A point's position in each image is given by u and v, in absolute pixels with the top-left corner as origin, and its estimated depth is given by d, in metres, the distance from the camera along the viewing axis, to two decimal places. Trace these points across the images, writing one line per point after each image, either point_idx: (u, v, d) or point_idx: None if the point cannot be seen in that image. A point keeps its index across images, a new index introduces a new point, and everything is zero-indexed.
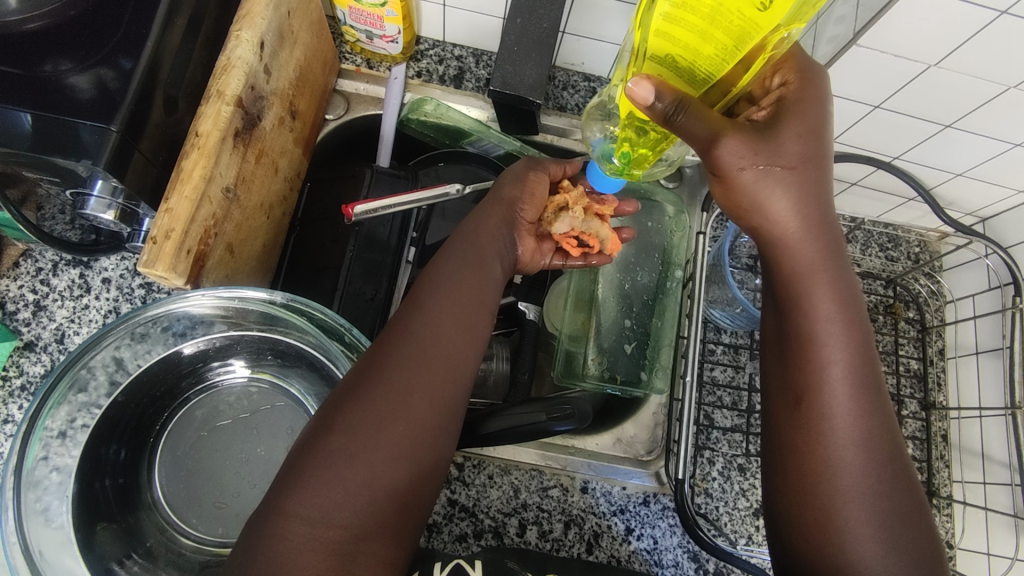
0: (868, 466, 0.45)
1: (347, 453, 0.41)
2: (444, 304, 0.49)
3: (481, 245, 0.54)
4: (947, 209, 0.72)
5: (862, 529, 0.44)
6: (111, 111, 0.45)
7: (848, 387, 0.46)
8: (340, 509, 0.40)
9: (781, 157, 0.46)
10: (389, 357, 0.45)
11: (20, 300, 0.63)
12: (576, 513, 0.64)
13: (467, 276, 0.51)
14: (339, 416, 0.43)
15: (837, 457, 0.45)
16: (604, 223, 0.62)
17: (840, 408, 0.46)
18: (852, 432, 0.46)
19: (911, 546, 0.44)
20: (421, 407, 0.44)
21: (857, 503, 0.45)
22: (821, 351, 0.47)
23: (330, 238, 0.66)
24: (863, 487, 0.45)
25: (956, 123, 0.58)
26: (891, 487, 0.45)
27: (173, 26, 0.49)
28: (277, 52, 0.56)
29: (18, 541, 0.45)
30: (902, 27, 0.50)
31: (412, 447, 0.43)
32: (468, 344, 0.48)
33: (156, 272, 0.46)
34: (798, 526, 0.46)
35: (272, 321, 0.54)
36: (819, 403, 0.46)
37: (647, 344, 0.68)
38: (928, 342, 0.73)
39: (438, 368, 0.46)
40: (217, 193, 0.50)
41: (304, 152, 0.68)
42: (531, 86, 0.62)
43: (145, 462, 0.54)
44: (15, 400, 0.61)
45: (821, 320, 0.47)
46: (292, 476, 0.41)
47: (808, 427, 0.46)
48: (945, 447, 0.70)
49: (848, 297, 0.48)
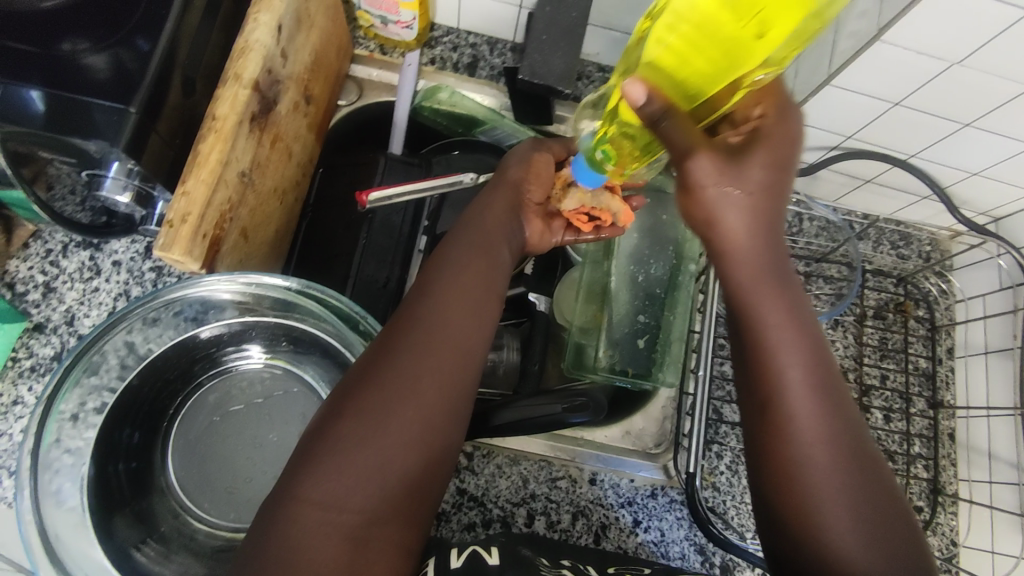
0: (840, 471, 0.44)
1: (355, 439, 0.41)
2: (453, 291, 0.48)
3: (494, 231, 0.53)
4: (960, 208, 0.71)
5: (845, 546, 0.42)
6: (128, 91, 0.44)
7: (812, 403, 0.45)
8: (348, 495, 0.40)
9: (738, 173, 0.45)
10: (400, 340, 0.45)
11: (30, 281, 0.63)
12: (584, 505, 0.64)
13: (473, 263, 0.50)
14: (349, 403, 0.42)
15: (813, 474, 0.44)
16: (617, 197, 0.60)
17: (810, 424, 0.44)
18: (824, 447, 0.44)
19: (891, 545, 0.43)
20: (429, 394, 0.43)
21: (833, 507, 0.43)
22: (779, 365, 0.45)
23: (342, 225, 0.66)
24: (841, 503, 0.43)
25: (976, 122, 0.58)
26: (864, 487, 0.44)
27: (192, 6, 0.48)
28: (294, 36, 0.56)
29: (34, 522, 0.44)
30: (927, 25, 0.49)
31: (422, 433, 0.42)
32: (478, 330, 0.47)
33: (172, 256, 0.46)
34: (785, 546, 0.45)
35: (286, 307, 0.53)
36: (786, 420, 0.45)
37: (657, 338, 0.67)
38: (938, 340, 0.73)
39: (441, 355, 0.45)
40: (233, 176, 0.50)
41: (317, 137, 0.68)
42: (560, 75, 0.62)
43: (159, 446, 0.54)
44: (24, 381, 0.61)
45: (775, 335, 0.46)
46: (302, 464, 0.41)
47: (781, 446, 0.44)
48: (951, 446, 0.70)
49: (797, 311, 0.47)
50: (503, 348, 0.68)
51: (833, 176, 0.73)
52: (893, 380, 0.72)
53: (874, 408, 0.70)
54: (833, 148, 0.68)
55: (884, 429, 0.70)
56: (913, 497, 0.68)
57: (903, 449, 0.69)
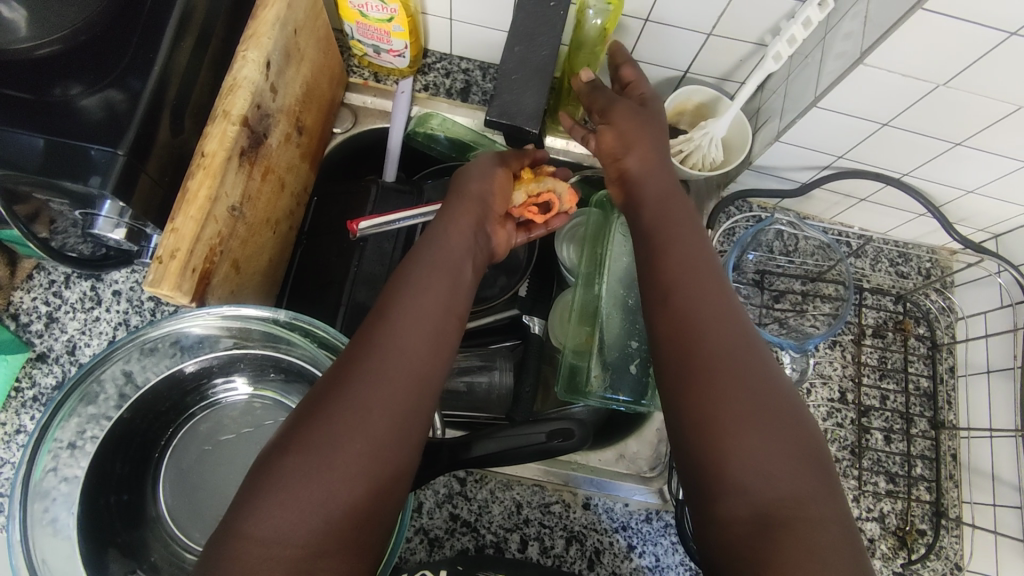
0: (719, 330, 0.46)
1: (300, 473, 0.40)
2: (408, 316, 0.48)
3: (456, 255, 0.53)
4: (957, 225, 0.70)
5: (740, 436, 0.42)
6: (118, 135, 0.46)
7: (712, 314, 0.47)
8: (292, 531, 0.39)
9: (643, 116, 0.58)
10: (354, 369, 0.45)
11: (32, 312, 0.65)
12: (578, 530, 0.64)
13: (431, 288, 0.50)
14: (296, 438, 0.42)
15: (714, 378, 0.44)
16: (558, 177, 0.63)
17: (708, 333, 0.46)
18: (723, 352, 0.45)
19: (769, 401, 0.43)
20: (380, 423, 0.43)
21: (711, 358, 0.45)
22: (681, 283, 0.49)
23: (335, 253, 0.67)
24: (741, 405, 0.43)
25: (966, 140, 0.57)
26: (745, 351, 0.45)
27: (183, 47, 0.49)
28: (284, 70, 0.57)
29: (21, 545, 0.46)
30: (910, 48, 0.49)
31: (372, 465, 0.42)
32: (432, 360, 0.47)
33: (161, 291, 0.47)
34: (688, 455, 0.44)
35: (275, 339, 0.54)
36: (690, 329, 0.46)
37: (651, 360, 0.67)
38: (938, 359, 0.72)
39: (393, 381, 0.45)
40: (223, 211, 0.51)
41: (311, 167, 0.69)
42: (532, 113, 0.58)
43: (150, 477, 0.54)
44: (27, 410, 0.62)
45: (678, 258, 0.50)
46: (248, 499, 0.40)
47: (689, 353, 0.46)
48: (954, 467, 0.69)
49: (696, 243, 0.51)
50: (495, 371, 0.69)
51: (827, 195, 0.72)
52: (893, 400, 0.71)
53: (874, 429, 0.70)
54: (825, 167, 0.68)
55: (884, 451, 0.69)
56: (915, 520, 0.67)
57: (904, 471, 0.69)
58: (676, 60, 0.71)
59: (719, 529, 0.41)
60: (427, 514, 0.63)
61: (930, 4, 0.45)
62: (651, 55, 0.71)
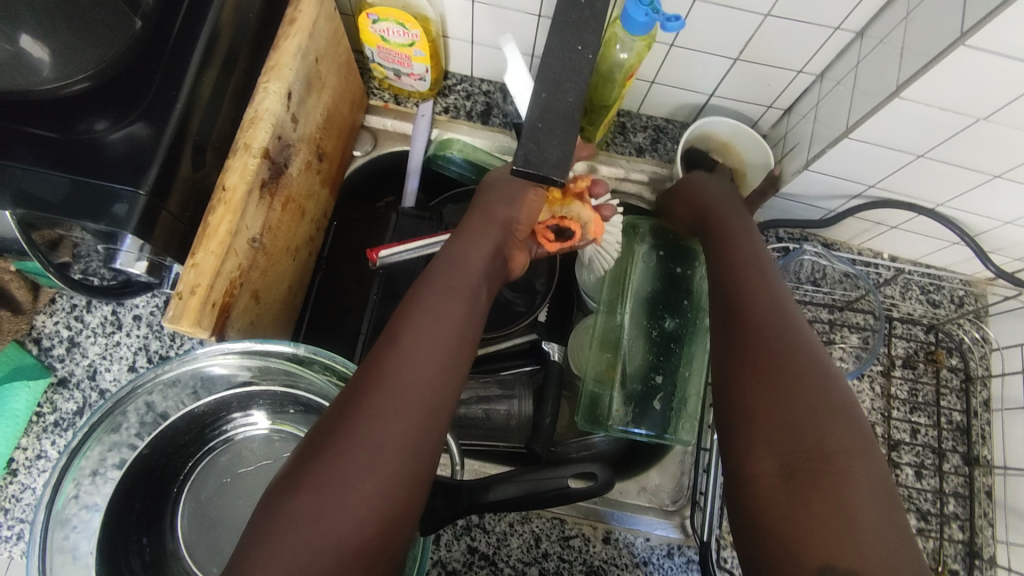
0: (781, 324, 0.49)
1: (315, 507, 0.39)
2: (424, 335, 0.47)
3: (473, 280, 0.53)
4: (992, 255, 0.68)
5: (785, 410, 0.44)
6: (140, 173, 0.46)
7: (765, 304, 0.51)
8: (302, 572, 0.37)
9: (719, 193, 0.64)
10: (370, 395, 0.44)
11: (55, 336, 0.65)
12: (598, 565, 0.63)
13: (448, 310, 0.49)
14: (306, 474, 0.40)
15: (766, 358, 0.47)
16: (585, 205, 0.64)
17: (764, 325, 0.49)
18: (769, 338, 0.48)
19: (814, 385, 0.45)
20: (391, 456, 0.42)
21: (769, 342, 0.48)
22: (741, 282, 0.53)
23: (354, 280, 0.67)
24: (792, 393, 0.45)
25: (1006, 173, 0.55)
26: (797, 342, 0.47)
27: (204, 81, 0.49)
28: (305, 99, 0.57)
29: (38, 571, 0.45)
30: (950, 82, 0.47)
31: (382, 503, 0.40)
32: (445, 386, 0.46)
33: (182, 327, 0.47)
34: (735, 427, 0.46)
35: (293, 375, 0.53)
36: (742, 316, 0.51)
37: (674, 395, 0.65)
38: (972, 392, 0.70)
39: (407, 411, 0.44)
40: (243, 245, 0.51)
41: (332, 191, 0.69)
42: (556, 165, 0.43)
43: (168, 507, 0.54)
44: (48, 435, 0.63)
45: (744, 264, 0.55)
46: (253, 542, 0.38)
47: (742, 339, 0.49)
48: (989, 505, 0.66)
49: (757, 254, 0.56)
50: (515, 399, 0.68)
51: (858, 223, 0.70)
52: (924, 434, 0.69)
53: (904, 464, 0.68)
54: (855, 196, 0.66)
55: (915, 487, 0.67)
56: (948, 560, 0.65)
57: (936, 509, 0.67)
58: (701, 83, 0.69)
59: (753, 488, 0.43)
60: (444, 546, 0.62)
61: (973, 40, 0.44)
62: (676, 78, 0.69)
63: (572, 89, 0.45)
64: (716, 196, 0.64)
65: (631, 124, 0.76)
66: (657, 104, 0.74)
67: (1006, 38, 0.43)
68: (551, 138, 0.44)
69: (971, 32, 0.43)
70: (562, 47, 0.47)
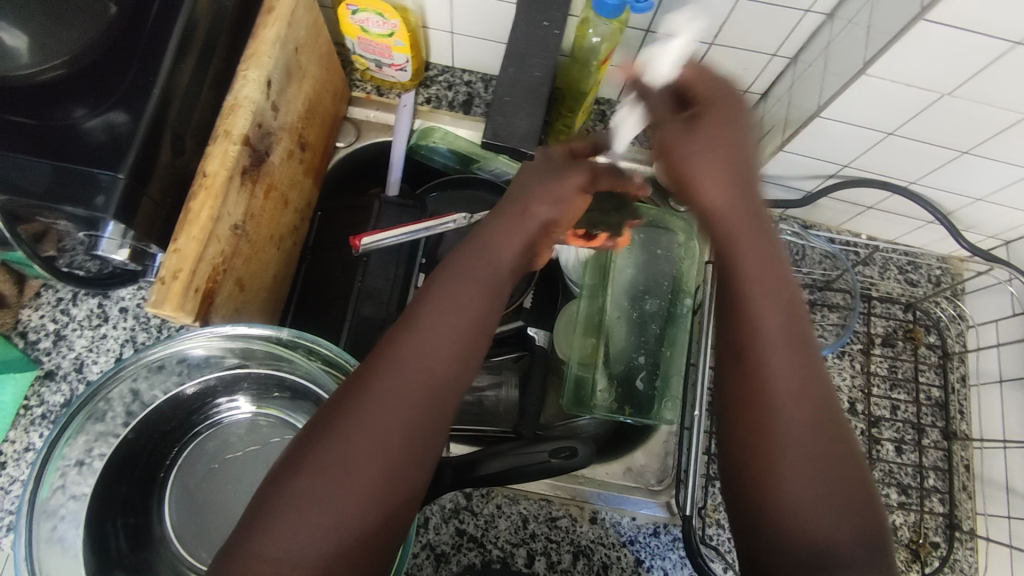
0: (789, 333, 0.42)
1: (315, 498, 0.39)
2: (438, 328, 0.44)
3: (500, 267, 0.48)
4: (966, 233, 0.70)
5: (795, 448, 0.39)
6: (119, 159, 0.46)
7: (796, 373, 0.41)
8: (300, 556, 0.38)
9: (704, 137, 0.45)
10: (378, 388, 0.42)
11: (41, 330, 0.65)
12: (585, 545, 0.64)
13: (466, 297, 0.46)
14: (309, 455, 0.40)
15: (782, 451, 0.40)
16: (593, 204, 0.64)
17: (774, 335, 0.41)
18: (787, 416, 0.40)
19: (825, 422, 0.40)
20: (396, 449, 0.41)
21: (780, 358, 0.41)
22: (766, 333, 0.41)
23: (338, 268, 0.67)
24: (800, 431, 0.40)
25: (973, 149, 0.56)
26: (805, 365, 0.41)
27: (182, 69, 0.50)
28: (285, 88, 0.57)
29: (27, 561, 0.46)
30: (913, 58, 0.48)
31: (383, 490, 0.40)
32: (459, 379, 0.44)
33: (164, 312, 0.47)
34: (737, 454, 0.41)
35: (277, 360, 0.54)
36: (762, 385, 0.41)
37: (657, 374, 0.66)
38: (949, 368, 0.71)
39: (414, 401, 0.42)
40: (225, 231, 0.51)
41: (315, 182, 0.69)
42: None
43: (156, 494, 0.55)
44: (36, 428, 0.63)
45: (751, 250, 0.43)
46: (257, 519, 0.39)
47: (755, 421, 0.40)
48: (967, 477, 0.68)
49: (768, 234, 0.44)
50: (502, 385, 0.69)
51: (834, 203, 0.71)
52: (904, 411, 0.70)
53: (884, 440, 0.69)
54: (830, 176, 0.67)
55: (896, 462, 0.68)
56: (929, 533, 0.66)
57: (916, 483, 0.67)
58: None
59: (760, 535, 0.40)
60: (433, 529, 0.63)
61: (932, 15, 0.45)
62: None
63: None
64: (688, 133, 0.46)
65: (611, 112, 0.77)
66: None
67: (963, 13, 0.44)
68: None
69: (930, 7, 0.44)
70: None
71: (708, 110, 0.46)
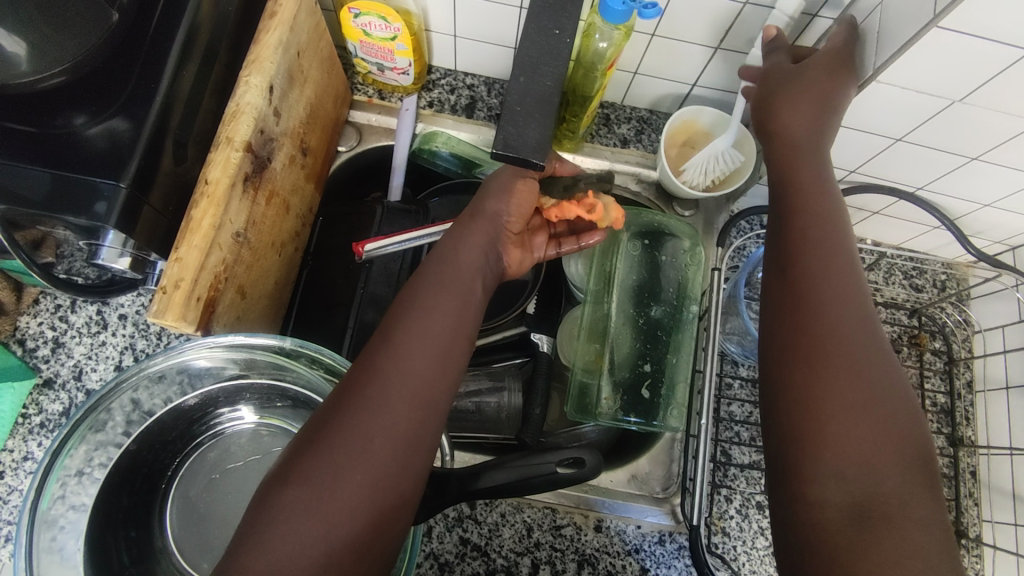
0: (844, 311, 0.45)
1: (304, 506, 0.39)
2: (416, 334, 0.46)
3: (467, 272, 0.51)
4: (972, 238, 0.69)
5: (844, 418, 0.42)
6: (121, 167, 0.45)
7: (849, 341, 0.44)
8: (292, 567, 0.37)
9: (804, 77, 0.51)
10: (359, 395, 0.43)
11: (39, 337, 0.65)
12: (590, 553, 0.63)
13: (441, 304, 0.48)
14: (298, 465, 0.41)
15: (828, 395, 0.42)
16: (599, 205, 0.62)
17: (828, 315, 0.44)
18: (842, 370, 0.43)
19: (879, 397, 0.42)
20: (382, 452, 0.41)
21: (834, 333, 0.44)
22: (821, 295, 0.45)
23: (341, 274, 0.67)
24: (855, 403, 0.42)
25: (982, 155, 0.56)
26: (859, 344, 0.44)
27: (184, 75, 0.49)
28: (287, 93, 0.57)
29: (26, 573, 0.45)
30: (925, 64, 0.48)
31: (373, 497, 0.40)
32: (441, 381, 0.45)
33: (166, 322, 0.47)
34: (787, 428, 0.43)
35: (281, 369, 0.53)
36: (818, 340, 0.44)
37: (662, 381, 0.66)
38: (955, 374, 0.71)
39: (399, 404, 0.43)
40: (227, 239, 0.51)
41: (317, 187, 0.69)
42: (534, 146, 0.45)
43: (157, 505, 0.54)
44: (34, 437, 0.62)
45: (808, 236, 0.48)
46: (249, 532, 0.39)
47: (806, 375, 0.43)
48: (974, 486, 0.67)
49: (831, 220, 0.48)
50: (505, 392, 0.69)
51: None
52: None
53: None
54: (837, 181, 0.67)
55: None
56: None
57: None
58: (683, 73, 0.69)
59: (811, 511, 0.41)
60: (436, 538, 0.62)
61: (945, 22, 0.44)
62: (658, 68, 0.69)
63: (547, 71, 0.47)
64: (791, 78, 0.52)
65: (614, 116, 0.77)
66: (640, 95, 0.75)
67: (977, 20, 0.43)
68: (529, 123, 0.46)
69: (944, 14, 0.44)
70: (540, 33, 0.49)
71: (773, 85, 0.53)
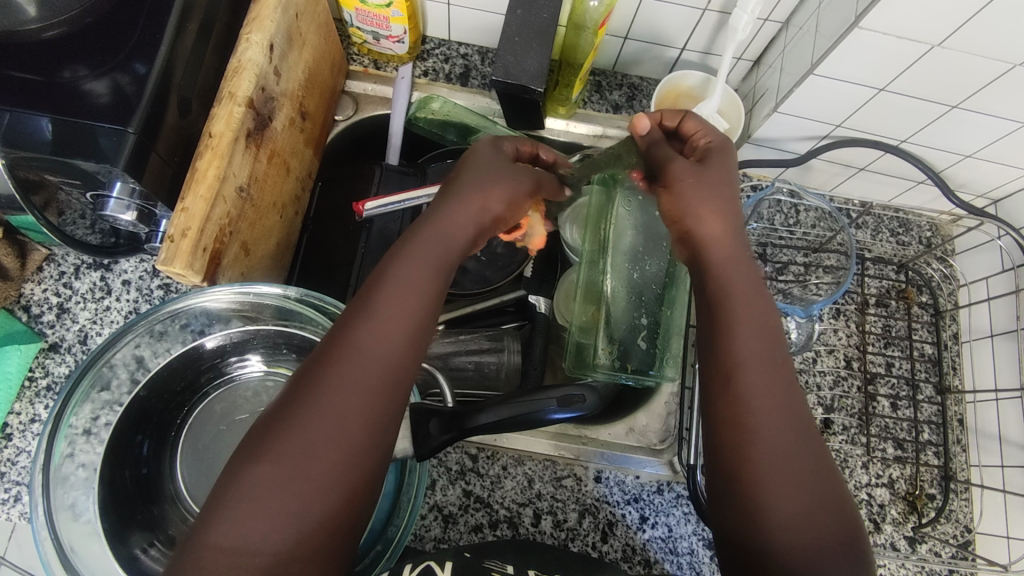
0: (770, 377, 0.45)
1: (273, 486, 0.39)
2: (389, 317, 0.45)
3: (451, 244, 0.49)
4: (957, 192, 0.71)
5: (778, 482, 0.43)
6: (127, 114, 0.46)
7: (777, 405, 0.45)
8: (262, 544, 0.38)
9: (710, 181, 0.51)
10: (328, 378, 0.42)
11: (44, 303, 0.65)
12: (590, 503, 0.65)
13: (419, 283, 0.46)
14: (267, 445, 0.40)
15: (762, 461, 0.43)
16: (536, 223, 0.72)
17: (755, 382, 0.45)
18: (777, 455, 0.44)
19: (805, 458, 0.44)
20: (355, 431, 0.41)
21: (762, 399, 0.45)
22: (744, 365, 0.46)
23: (341, 236, 0.69)
24: (785, 469, 0.43)
25: (962, 103, 0.58)
26: (788, 407, 0.45)
27: (186, 30, 0.50)
28: (287, 54, 0.58)
29: (49, 535, 0.47)
30: (905, 9, 0.50)
31: (347, 473, 0.40)
32: (409, 362, 0.45)
33: (173, 270, 0.48)
34: (726, 491, 0.44)
35: (287, 316, 0.56)
36: (750, 409, 0.44)
37: (658, 332, 0.67)
38: (941, 326, 0.73)
39: (367, 389, 0.42)
40: (231, 193, 0.52)
41: (315, 153, 0.70)
42: None
43: (168, 455, 0.55)
44: (41, 400, 0.63)
45: (733, 301, 0.48)
46: (218, 501, 0.39)
47: (737, 443, 0.44)
48: (961, 432, 0.70)
49: (752, 283, 0.49)
50: (504, 351, 0.70)
51: (827, 165, 0.72)
52: (898, 367, 0.71)
53: (880, 396, 0.70)
54: (824, 137, 0.68)
55: (891, 417, 0.69)
56: (924, 484, 0.68)
57: (912, 436, 0.69)
58: (672, 37, 0.71)
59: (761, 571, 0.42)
60: (440, 491, 0.64)
61: None
62: (648, 32, 0.71)
63: None
64: (700, 173, 0.51)
65: (606, 83, 0.79)
66: (631, 61, 0.77)
67: None
68: (528, 52, 0.62)
69: None
70: None
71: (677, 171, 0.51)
